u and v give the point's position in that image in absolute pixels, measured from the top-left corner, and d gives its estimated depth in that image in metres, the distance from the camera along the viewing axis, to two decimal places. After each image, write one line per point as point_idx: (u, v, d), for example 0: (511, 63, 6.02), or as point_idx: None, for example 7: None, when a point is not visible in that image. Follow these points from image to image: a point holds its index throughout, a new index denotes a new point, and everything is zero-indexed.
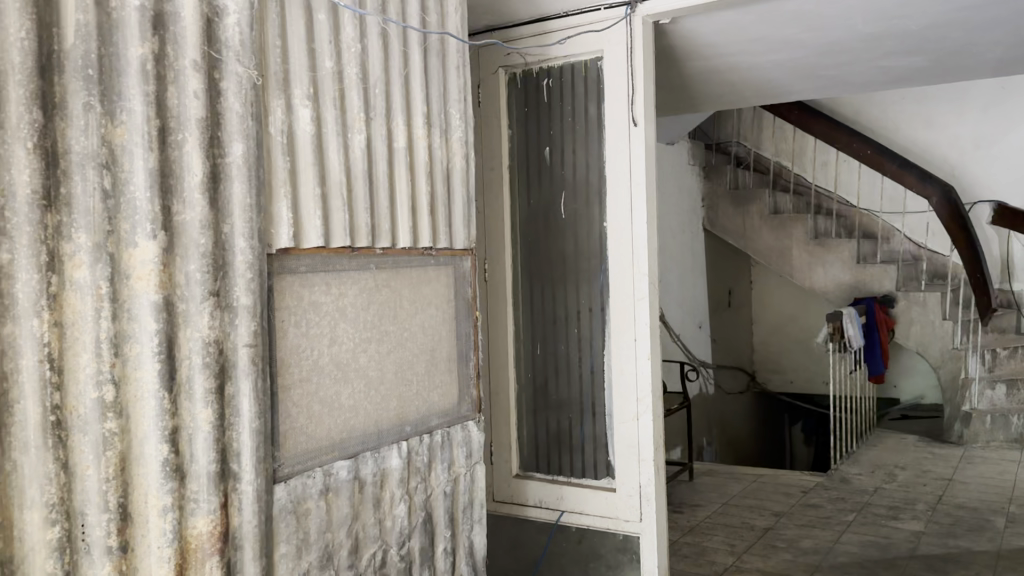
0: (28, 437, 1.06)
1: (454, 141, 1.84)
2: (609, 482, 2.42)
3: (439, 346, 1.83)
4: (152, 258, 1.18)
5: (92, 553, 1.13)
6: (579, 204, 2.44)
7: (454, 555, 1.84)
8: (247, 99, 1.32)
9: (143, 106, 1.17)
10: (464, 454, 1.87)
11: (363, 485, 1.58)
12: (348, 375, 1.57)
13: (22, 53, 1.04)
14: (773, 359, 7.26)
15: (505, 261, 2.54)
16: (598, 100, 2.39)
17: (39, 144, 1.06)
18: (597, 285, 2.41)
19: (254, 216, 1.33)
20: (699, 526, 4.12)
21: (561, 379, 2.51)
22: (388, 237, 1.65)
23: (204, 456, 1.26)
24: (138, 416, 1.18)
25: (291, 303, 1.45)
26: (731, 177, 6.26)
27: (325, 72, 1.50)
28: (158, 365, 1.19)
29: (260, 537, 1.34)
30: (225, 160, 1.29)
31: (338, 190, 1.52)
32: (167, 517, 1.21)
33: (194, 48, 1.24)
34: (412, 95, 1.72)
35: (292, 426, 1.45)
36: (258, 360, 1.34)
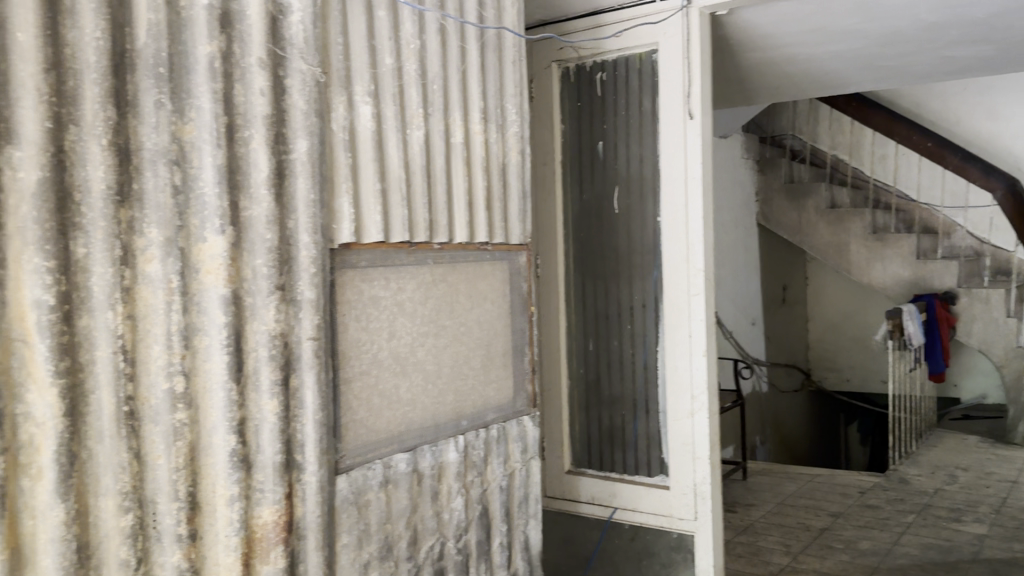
0: (102, 426, 1.08)
1: (511, 136, 1.84)
2: (662, 480, 2.40)
3: (495, 341, 1.83)
4: (221, 252, 1.20)
5: (163, 541, 1.16)
6: (632, 198, 2.41)
7: (510, 549, 1.84)
8: (311, 96, 1.34)
9: (212, 104, 1.19)
10: (520, 449, 1.87)
11: (422, 478, 1.60)
12: (406, 369, 1.58)
13: (97, 51, 1.07)
14: (828, 357, 7.12)
15: (558, 256, 2.54)
16: (653, 93, 2.37)
17: (112, 141, 1.08)
18: (651, 280, 2.39)
19: (318, 211, 1.35)
20: (755, 526, 4.05)
21: (614, 375, 2.49)
22: (445, 232, 1.65)
23: (270, 446, 1.28)
24: (206, 406, 1.20)
25: (351, 298, 1.47)
26: (787, 170, 6.16)
27: (385, 69, 1.52)
28: (227, 357, 1.21)
29: (322, 527, 1.36)
30: (290, 156, 1.31)
31: (397, 185, 1.53)
32: (234, 506, 1.23)
33: (259, 46, 1.26)
34: (469, 90, 1.73)
35: (352, 419, 1.47)
36: (321, 354, 1.36)
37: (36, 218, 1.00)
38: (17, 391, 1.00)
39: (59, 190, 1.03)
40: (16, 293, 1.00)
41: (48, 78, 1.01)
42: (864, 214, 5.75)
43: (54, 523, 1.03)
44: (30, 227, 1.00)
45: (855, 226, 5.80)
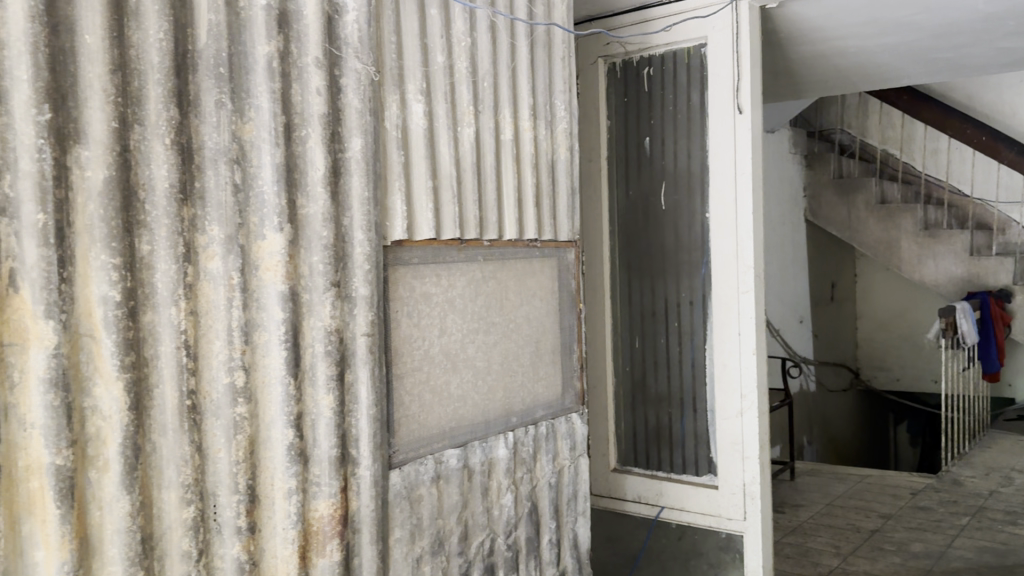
0: (166, 419, 1.10)
1: (560, 132, 1.84)
2: (711, 479, 2.38)
3: (543, 338, 1.83)
4: (279, 250, 1.22)
5: (223, 533, 1.18)
6: (680, 194, 2.39)
7: (559, 546, 1.84)
8: (366, 95, 1.36)
9: (270, 104, 1.21)
10: (568, 446, 1.87)
11: (472, 473, 1.61)
12: (457, 365, 1.59)
13: (160, 52, 1.09)
14: (878, 357, 6.98)
15: (603, 253, 2.52)
16: (702, 88, 2.35)
17: (175, 140, 1.10)
18: (699, 278, 2.37)
19: (372, 209, 1.37)
20: (804, 526, 4.00)
21: (661, 373, 2.47)
22: (495, 229, 1.66)
23: (326, 441, 1.30)
24: (265, 401, 1.22)
25: (403, 294, 1.48)
26: (836, 165, 6.05)
27: (436, 66, 1.53)
28: (285, 352, 1.23)
29: (376, 521, 1.38)
30: (345, 155, 1.33)
31: (448, 182, 1.54)
32: (292, 499, 1.25)
33: (316, 45, 1.28)
34: (519, 87, 1.73)
35: (405, 414, 1.48)
36: (375, 350, 1.38)
37: (103, 217, 1.03)
38: (85, 384, 1.02)
39: (124, 189, 1.05)
40: (84, 289, 1.02)
41: (114, 78, 1.04)
42: (916, 211, 5.63)
43: (120, 514, 1.05)
44: (98, 225, 1.02)
45: (906, 221, 5.70)
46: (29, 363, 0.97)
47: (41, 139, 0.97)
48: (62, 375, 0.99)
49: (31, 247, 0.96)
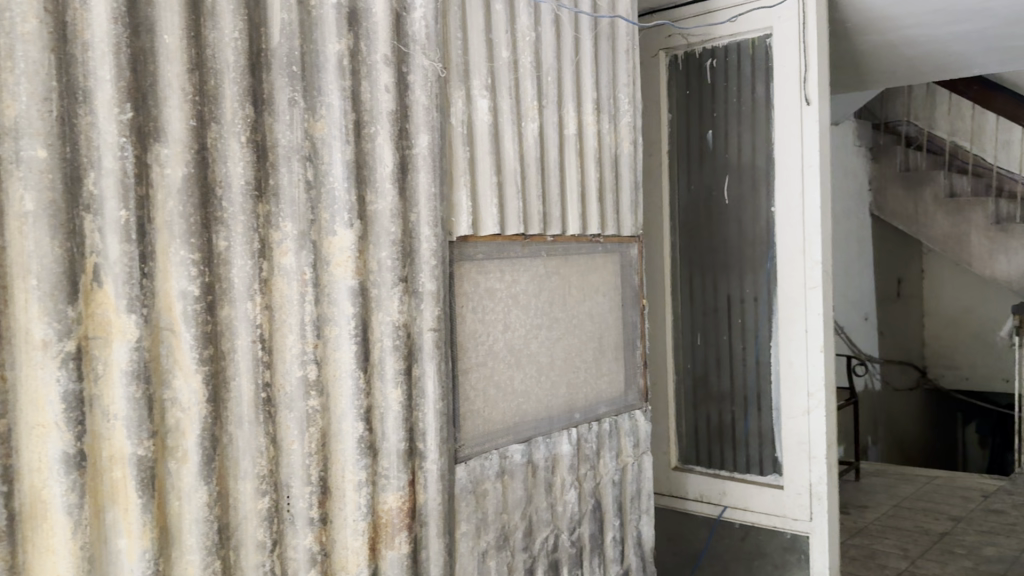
0: (242, 411, 1.13)
1: (623, 126, 1.82)
2: (775, 479, 2.33)
3: (606, 334, 1.82)
4: (349, 245, 1.24)
5: (296, 523, 1.19)
6: (744, 188, 2.35)
7: (623, 544, 1.83)
8: (432, 91, 1.37)
9: (341, 101, 1.23)
10: (631, 443, 1.85)
11: (536, 469, 1.61)
12: (521, 361, 1.59)
13: (236, 52, 1.11)
14: (945, 356, 6.75)
15: (664, 247, 2.47)
16: (767, 80, 2.31)
17: (250, 138, 1.12)
18: (763, 273, 2.33)
19: (438, 205, 1.38)
20: (870, 528, 3.91)
21: (724, 371, 2.43)
22: (558, 224, 1.65)
23: (394, 434, 1.32)
24: (336, 394, 1.24)
25: (468, 290, 1.49)
26: (903, 158, 5.95)
27: (501, 62, 1.53)
28: (354, 347, 1.25)
29: (443, 514, 1.39)
30: (412, 151, 1.34)
31: (512, 177, 1.54)
32: (362, 491, 1.27)
33: (384, 43, 1.29)
34: (583, 80, 1.72)
35: (469, 409, 1.49)
36: (440, 345, 1.39)
37: (182, 213, 1.05)
38: (165, 376, 1.04)
39: (202, 186, 1.07)
40: (164, 284, 1.04)
41: (191, 78, 1.06)
42: (986, 204, 5.52)
43: (198, 504, 1.07)
44: (177, 221, 1.05)
45: (976, 215, 5.59)
46: (113, 356, 0.99)
47: (124, 138, 0.99)
48: (143, 367, 1.01)
49: (114, 243, 0.99)
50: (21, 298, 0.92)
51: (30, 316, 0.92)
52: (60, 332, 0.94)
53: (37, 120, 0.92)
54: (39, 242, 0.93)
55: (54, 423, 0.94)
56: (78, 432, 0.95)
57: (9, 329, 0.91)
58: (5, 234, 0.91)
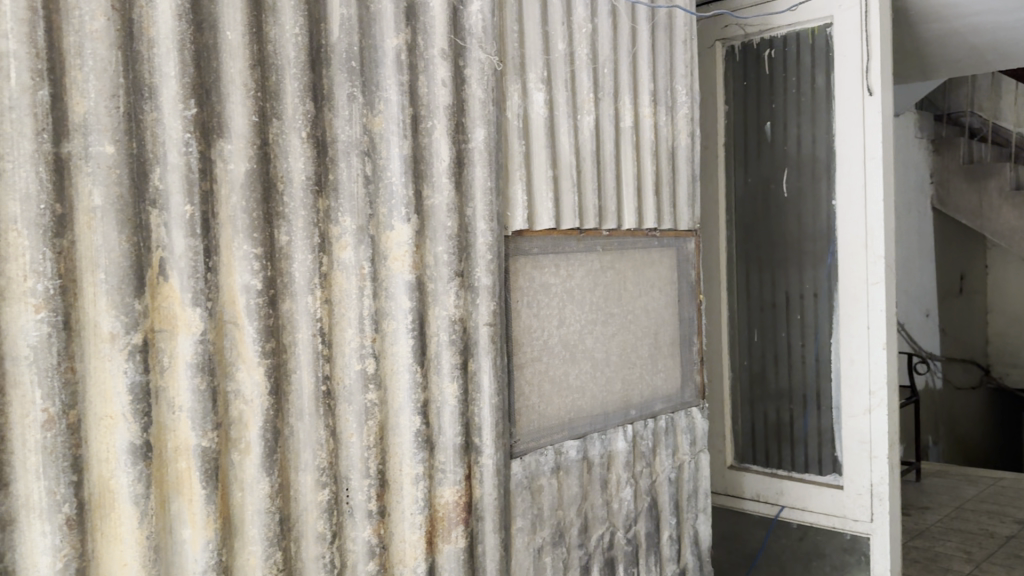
0: (302, 404, 1.14)
1: (680, 118, 1.79)
2: (835, 479, 2.28)
3: (662, 330, 1.80)
4: (407, 240, 1.24)
5: (355, 516, 1.20)
6: (804, 181, 2.30)
7: (679, 543, 1.80)
8: (489, 85, 1.37)
9: (399, 96, 1.23)
10: (688, 441, 1.82)
11: (592, 466, 1.60)
12: (575, 356, 1.58)
13: (296, 47, 1.12)
14: (1010, 354, 6.45)
15: (720, 241, 2.43)
16: (828, 70, 2.25)
17: (311, 133, 1.13)
18: (824, 268, 2.27)
19: (494, 199, 1.38)
20: (931, 530, 3.81)
21: (782, 367, 2.38)
22: (614, 219, 1.64)
23: (451, 428, 1.32)
24: (394, 387, 1.25)
25: (523, 284, 1.48)
26: (967, 150, 5.76)
27: (557, 54, 1.52)
28: (411, 341, 1.25)
29: (499, 509, 1.39)
30: (469, 145, 1.34)
31: (568, 171, 1.53)
32: (420, 485, 1.27)
33: (442, 37, 1.29)
34: (640, 72, 1.70)
35: (525, 404, 1.49)
36: (496, 340, 1.39)
37: (246, 208, 1.06)
38: (228, 369, 1.06)
39: (264, 180, 1.08)
40: (228, 278, 1.06)
41: (253, 74, 1.07)
42: None
43: (260, 495, 1.08)
44: (240, 216, 1.06)
45: None
46: (178, 348, 1.01)
47: (188, 133, 1.01)
48: (208, 360, 1.03)
49: (179, 237, 1.00)
50: (90, 291, 0.94)
51: (99, 310, 0.94)
52: (127, 325, 0.96)
53: (105, 117, 0.94)
54: (107, 237, 0.95)
55: (122, 414, 0.96)
56: (144, 424, 0.97)
57: (80, 322, 0.93)
58: (75, 228, 0.93)
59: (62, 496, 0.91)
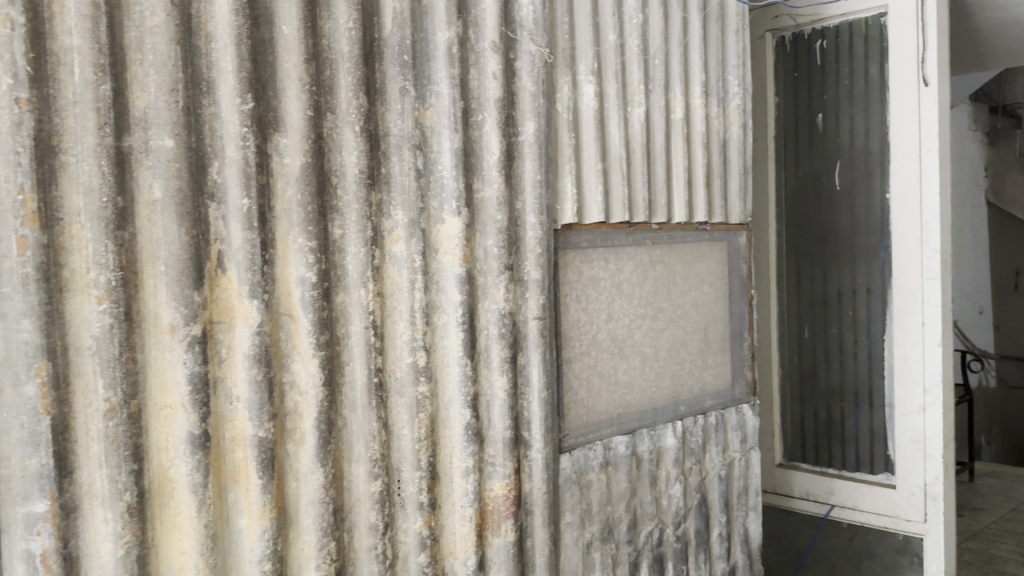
0: (355, 396, 1.14)
1: (732, 109, 1.76)
2: (887, 479, 2.23)
3: (713, 325, 1.77)
4: (457, 233, 1.25)
5: (407, 507, 1.21)
6: (857, 174, 2.25)
7: (729, 540, 1.78)
8: (539, 77, 1.36)
9: (450, 90, 1.24)
10: (739, 438, 1.80)
11: (641, 461, 1.58)
12: (624, 351, 1.57)
13: (350, 41, 1.12)
14: None
15: (769, 236, 2.40)
16: (882, 60, 2.20)
17: (364, 127, 1.13)
18: (877, 263, 2.22)
19: (544, 192, 1.37)
20: (986, 531, 3.72)
21: (833, 365, 2.34)
22: (664, 212, 1.62)
23: (501, 422, 1.32)
24: (444, 380, 1.25)
25: (572, 278, 1.48)
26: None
27: (608, 46, 1.51)
28: (462, 334, 1.26)
29: (548, 503, 1.39)
30: (519, 138, 1.34)
31: (618, 163, 1.52)
32: (470, 478, 1.27)
33: (492, 30, 1.29)
34: (691, 62, 1.67)
35: (573, 399, 1.48)
36: (546, 334, 1.38)
37: (301, 202, 1.07)
38: (284, 360, 1.07)
39: (319, 174, 1.09)
40: (283, 271, 1.07)
41: (309, 68, 1.08)
42: None
43: (314, 486, 1.09)
44: (296, 209, 1.07)
45: None
46: (236, 340, 1.02)
47: (245, 127, 1.02)
48: (264, 352, 1.04)
49: (236, 230, 1.02)
50: (151, 283, 0.96)
51: (159, 301, 0.96)
52: (187, 317, 0.97)
53: (165, 111, 0.96)
54: (167, 229, 0.96)
55: (181, 404, 0.97)
56: (203, 414, 0.99)
57: (140, 313, 0.95)
58: (136, 221, 0.94)
59: (123, 484, 0.93)
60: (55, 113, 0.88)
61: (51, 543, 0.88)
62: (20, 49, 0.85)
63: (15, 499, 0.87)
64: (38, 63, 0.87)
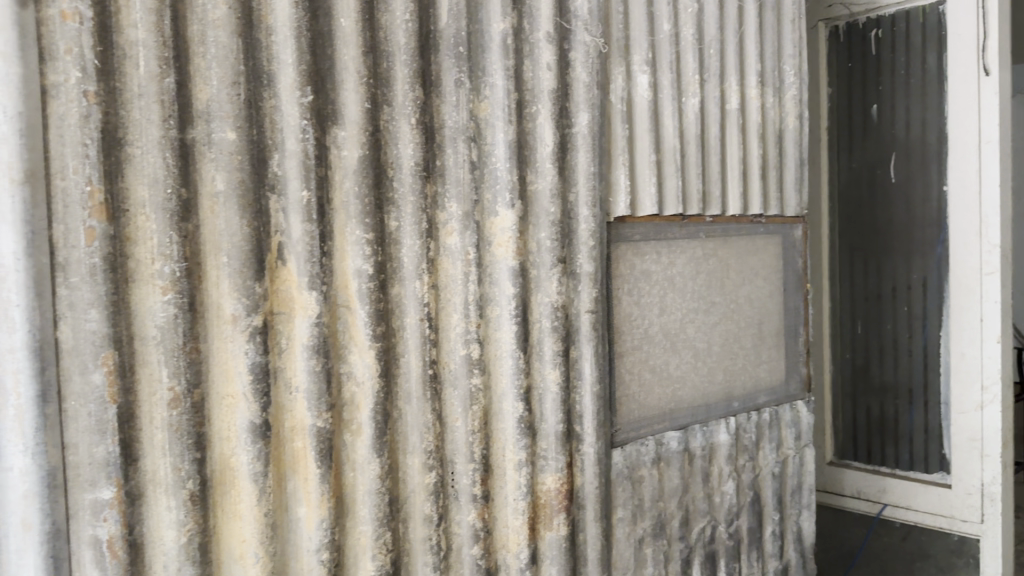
0: (410, 387, 1.15)
1: (788, 99, 1.73)
2: (943, 478, 2.17)
3: (767, 320, 1.74)
4: (511, 226, 1.24)
5: (460, 499, 1.21)
6: (913, 166, 2.19)
7: (782, 539, 1.75)
8: (594, 68, 1.35)
9: (504, 81, 1.23)
10: (793, 435, 1.77)
11: (693, 457, 1.57)
12: (677, 346, 1.55)
13: (406, 33, 1.12)
14: None
15: (822, 230, 2.37)
16: (940, 48, 2.13)
17: (420, 119, 1.13)
18: (934, 257, 2.16)
19: (597, 184, 1.36)
20: None
21: (887, 361, 2.29)
22: (718, 204, 1.60)
23: (553, 415, 1.31)
24: (497, 373, 1.25)
25: (625, 272, 1.46)
26: None
27: (663, 35, 1.49)
28: (515, 327, 1.25)
29: (600, 498, 1.38)
30: (573, 130, 1.33)
31: (672, 155, 1.50)
32: (523, 471, 1.27)
33: (547, 20, 1.28)
34: (747, 52, 1.65)
35: (625, 393, 1.47)
36: (598, 327, 1.37)
37: (358, 194, 1.07)
38: (341, 351, 1.08)
39: (376, 167, 1.09)
40: (341, 262, 1.07)
41: (366, 60, 1.08)
42: None
43: (371, 476, 1.09)
44: (353, 201, 1.07)
45: None
46: (296, 331, 1.03)
47: (305, 120, 1.02)
48: (323, 343, 1.04)
49: (296, 222, 1.02)
50: (214, 274, 0.97)
51: (221, 292, 0.97)
52: (249, 308, 0.98)
53: (227, 104, 0.97)
54: (229, 221, 0.97)
55: (242, 393, 0.98)
56: (263, 404, 0.99)
57: (203, 304, 0.96)
58: (199, 213, 0.96)
59: (186, 472, 0.94)
60: (121, 106, 0.90)
61: (116, 529, 0.90)
62: (88, 43, 0.87)
63: (83, 485, 0.88)
64: (106, 57, 0.88)
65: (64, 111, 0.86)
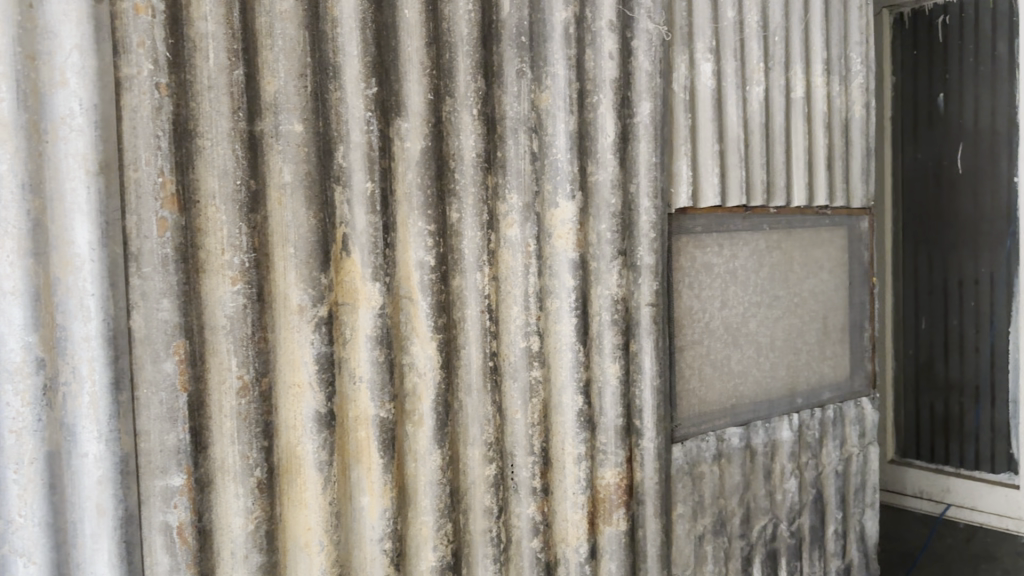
0: (471, 379, 1.14)
1: (855, 87, 1.68)
2: (1009, 478, 2.11)
3: (831, 314, 1.70)
4: (571, 217, 1.23)
5: (520, 492, 1.20)
6: (983, 157, 2.12)
7: (845, 538, 1.71)
8: (656, 56, 1.33)
9: (566, 71, 1.22)
10: (857, 432, 1.72)
11: (755, 453, 1.54)
12: (738, 340, 1.52)
13: (469, 24, 1.12)
14: None
15: (886, 223, 2.31)
16: (1012, 35, 2.05)
17: (481, 110, 1.13)
18: (1003, 251, 2.09)
19: (659, 174, 1.34)
20: None
21: (953, 358, 2.22)
22: (782, 195, 1.56)
23: (612, 410, 1.29)
24: (557, 366, 1.24)
25: (686, 264, 1.44)
26: None
27: (727, 22, 1.46)
28: (575, 319, 1.24)
29: (660, 494, 1.36)
30: (635, 119, 1.31)
31: (735, 145, 1.47)
32: (582, 465, 1.25)
33: (610, 8, 1.27)
34: (812, 39, 1.60)
35: (686, 388, 1.45)
36: (659, 321, 1.35)
37: (421, 185, 1.07)
38: (404, 342, 1.08)
39: (438, 158, 1.09)
40: (404, 254, 1.07)
41: (430, 51, 1.08)
42: None
43: (432, 467, 1.10)
44: (416, 193, 1.07)
45: None
46: (359, 321, 1.03)
47: (369, 112, 1.02)
48: (387, 334, 1.05)
49: (361, 214, 1.03)
50: (281, 265, 0.98)
51: (288, 282, 0.98)
52: (315, 299, 0.99)
53: (294, 96, 0.97)
54: (296, 213, 0.98)
55: (309, 382, 0.99)
56: (328, 394, 1.00)
57: (271, 294, 0.97)
58: (267, 204, 0.96)
59: (254, 460, 0.95)
60: (193, 98, 0.91)
61: (186, 516, 0.91)
62: (160, 35, 0.88)
63: (154, 472, 0.90)
64: (177, 49, 0.90)
65: (136, 103, 0.87)
